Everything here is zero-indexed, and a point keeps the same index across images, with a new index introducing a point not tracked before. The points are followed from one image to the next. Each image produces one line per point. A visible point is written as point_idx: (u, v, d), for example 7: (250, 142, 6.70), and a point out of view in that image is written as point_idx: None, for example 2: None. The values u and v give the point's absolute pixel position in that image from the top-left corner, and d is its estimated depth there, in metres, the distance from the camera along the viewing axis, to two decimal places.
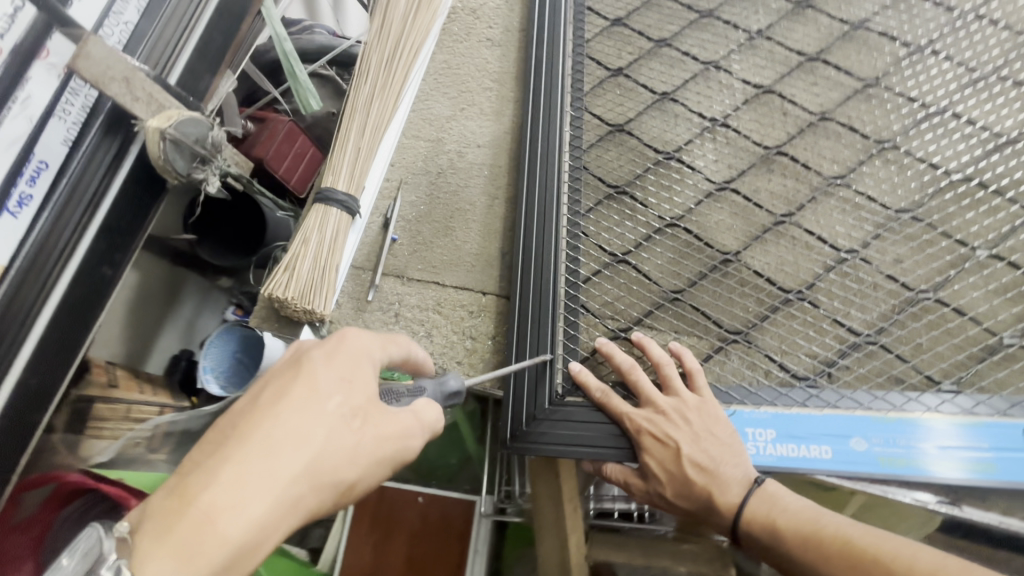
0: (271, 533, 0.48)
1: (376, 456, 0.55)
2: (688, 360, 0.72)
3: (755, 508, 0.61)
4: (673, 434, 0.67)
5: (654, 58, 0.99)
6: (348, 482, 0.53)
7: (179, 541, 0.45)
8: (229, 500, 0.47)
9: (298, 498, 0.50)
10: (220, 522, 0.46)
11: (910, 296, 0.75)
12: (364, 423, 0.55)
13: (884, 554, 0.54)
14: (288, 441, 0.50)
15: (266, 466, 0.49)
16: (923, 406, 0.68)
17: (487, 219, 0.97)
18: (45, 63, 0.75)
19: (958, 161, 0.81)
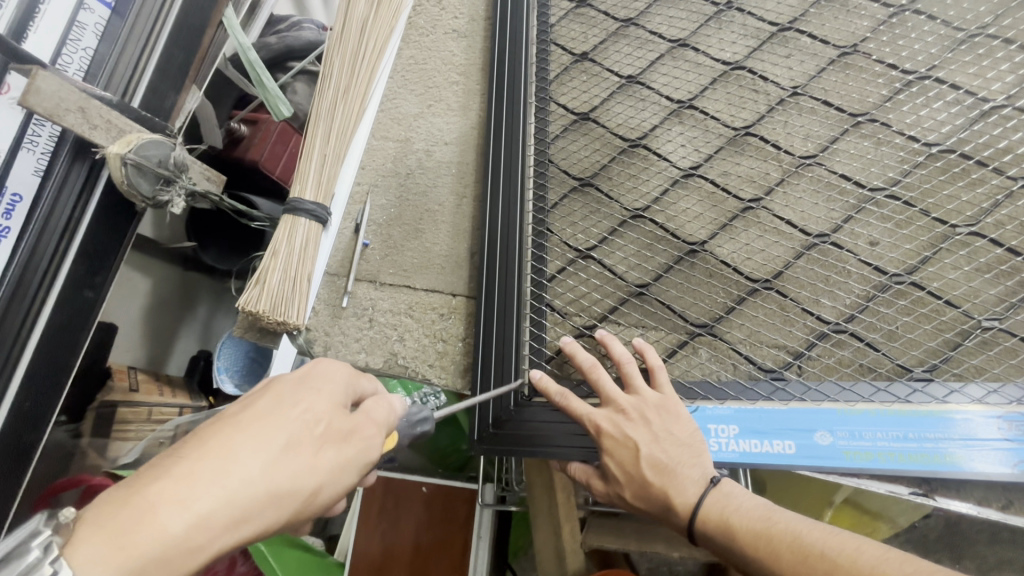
0: (211, 537, 0.43)
1: (340, 467, 0.51)
2: (651, 357, 0.70)
3: (710, 506, 0.60)
4: (633, 433, 0.65)
5: (620, 38, 0.94)
6: (307, 489, 0.48)
7: (118, 527, 0.40)
8: (178, 492, 0.43)
9: (251, 502, 0.45)
10: (165, 512, 0.41)
11: (882, 281, 0.73)
12: (327, 430, 0.51)
13: (830, 548, 0.53)
14: (250, 440, 0.47)
15: (222, 464, 0.45)
16: (892, 396, 0.66)
17: (456, 220, 0.97)
18: (6, 97, 0.77)
19: (939, 132, 0.76)
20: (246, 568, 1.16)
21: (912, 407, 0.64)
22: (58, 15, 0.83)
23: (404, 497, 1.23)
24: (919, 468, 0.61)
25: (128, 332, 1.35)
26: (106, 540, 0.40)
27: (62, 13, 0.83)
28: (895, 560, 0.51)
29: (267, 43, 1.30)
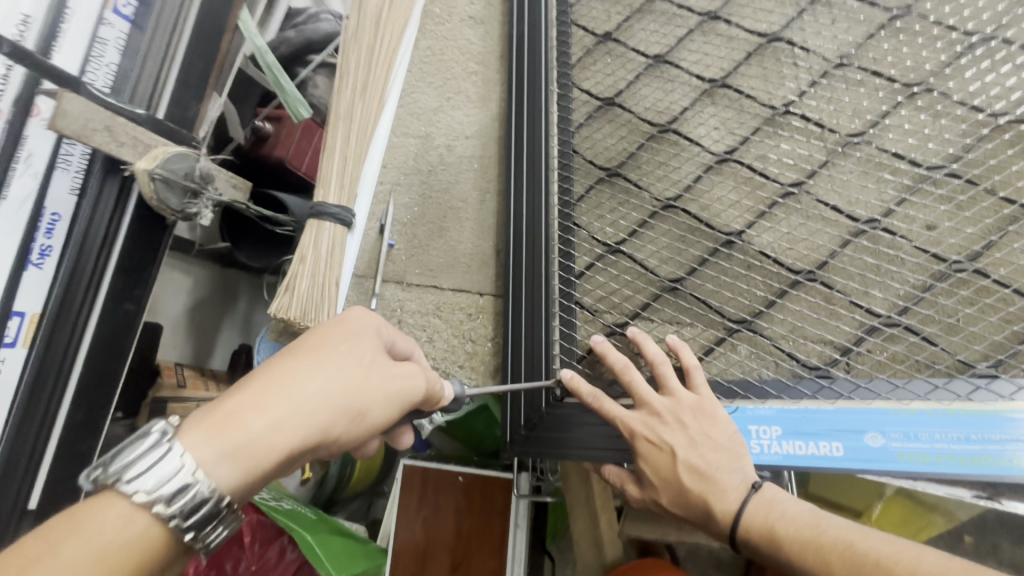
0: (280, 441, 0.43)
1: (392, 392, 0.49)
2: (687, 357, 0.66)
3: (753, 514, 0.57)
4: (668, 438, 0.62)
5: (646, 15, 0.89)
6: (361, 408, 0.47)
7: (209, 421, 0.42)
8: (254, 399, 0.43)
9: (312, 416, 0.44)
10: (245, 415, 0.43)
11: (941, 269, 0.67)
12: (378, 359, 0.49)
13: (888, 557, 0.50)
14: (310, 361, 0.46)
15: (287, 380, 0.45)
16: (952, 394, 0.61)
17: (480, 216, 0.95)
18: (39, 119, 0.80)
19: (1005, 101, 0.69)
20: (294, 555, 1.17)
21: (974, 405, 0.59)
22: (82, 31, 0.84)
23: (441, 487, 1.25)
24: (982, 472, 0.56)
25: (173, 330, 1.40)
26: (203, 435, 0.41)
27: (85, 30, 0.84)
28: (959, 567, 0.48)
29: (288, 37, 1.28)
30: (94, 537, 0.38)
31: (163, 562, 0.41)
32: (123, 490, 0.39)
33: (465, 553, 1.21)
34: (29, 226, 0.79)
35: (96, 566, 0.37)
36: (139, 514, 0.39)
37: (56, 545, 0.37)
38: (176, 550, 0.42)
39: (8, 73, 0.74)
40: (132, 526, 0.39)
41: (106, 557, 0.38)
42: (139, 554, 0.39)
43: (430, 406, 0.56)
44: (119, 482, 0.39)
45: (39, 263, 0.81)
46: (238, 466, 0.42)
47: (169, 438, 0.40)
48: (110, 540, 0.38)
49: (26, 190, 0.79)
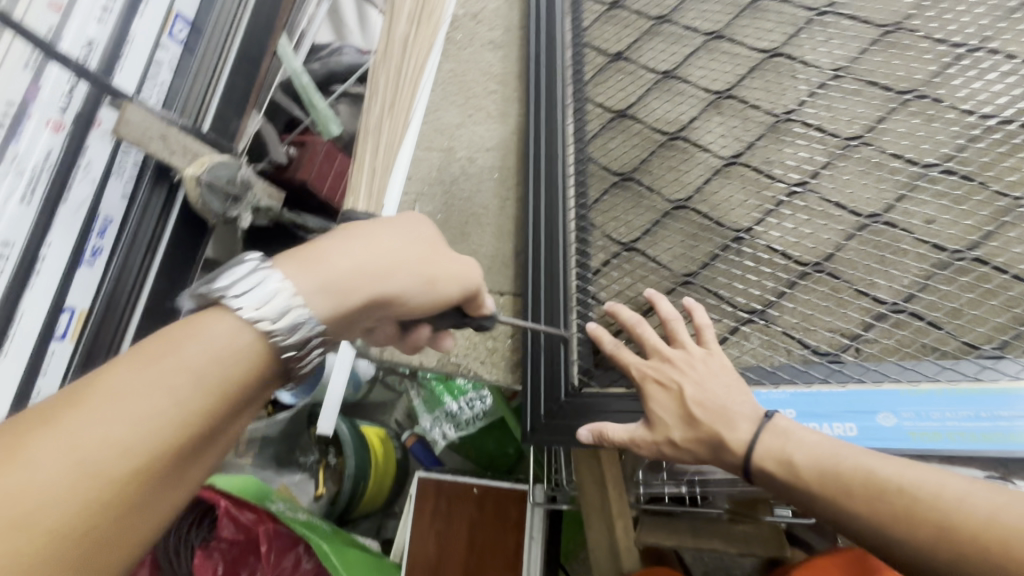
0: (363, 284, 0.47)
1: (453, 271, 0.55)
2: (699, 316, 0.70)
3: (769, 445, 0.58)
4: (677, 378, 0.66)
5: (654, 36, 0.96)
6: (428, 276, 0.52)
7: (305, 258, 0.46)
8: (338, 248, 0.48)
9: (389, 271, 0.49)
10: (334, 257, 0.47)
11: (941, 259, 0.71)
12: (437, 246, 0.55)
13: (905, 481, 0.51)
14: (386, 234, 0.51)
15: (367, 240, 0.50)
16: (960, 375, 0.64)
17: (499, 221, 1.00)
18: (100, 130, 0.89)
19: (993, 104, 0.74)
20: (310, 566, 1.03)
21: (982, 384, 0.61)
22: (140, 53, 0.93)
23: (457, 497, 1.26)
24: (993, 448, 0.58)
25: None
26: (301, 268, 0.46)
27: (143, 53, 0.93)
28: (978, 491, 0.49)
29: (313, 70, 1.37)
30: (208, 343, 0.41)
31: (263, 380, 0.44)
32: (229, 303, 0.42)
33: (480, 565, 1.21)
34: (85, 227, 0.87)
35: (211, 367, 0.40)
36: (244, 330, 0.42)
37: (175, 348, 0.40)
38: (272, 372, 0.44)
39: (72, 89, 0.84)
40: (237, 341, 0.42)
41: (220, 361, 0.41)
42: (246, 367, 0.42)
43: (470, 313, 0.61)
44: (227, 301, 0.42)
45: (92, 262, 0.88)
46: (329, 298, 0.46)
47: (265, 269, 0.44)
48: (221, 347, 0.41)
49: (84, 195, 0.86)
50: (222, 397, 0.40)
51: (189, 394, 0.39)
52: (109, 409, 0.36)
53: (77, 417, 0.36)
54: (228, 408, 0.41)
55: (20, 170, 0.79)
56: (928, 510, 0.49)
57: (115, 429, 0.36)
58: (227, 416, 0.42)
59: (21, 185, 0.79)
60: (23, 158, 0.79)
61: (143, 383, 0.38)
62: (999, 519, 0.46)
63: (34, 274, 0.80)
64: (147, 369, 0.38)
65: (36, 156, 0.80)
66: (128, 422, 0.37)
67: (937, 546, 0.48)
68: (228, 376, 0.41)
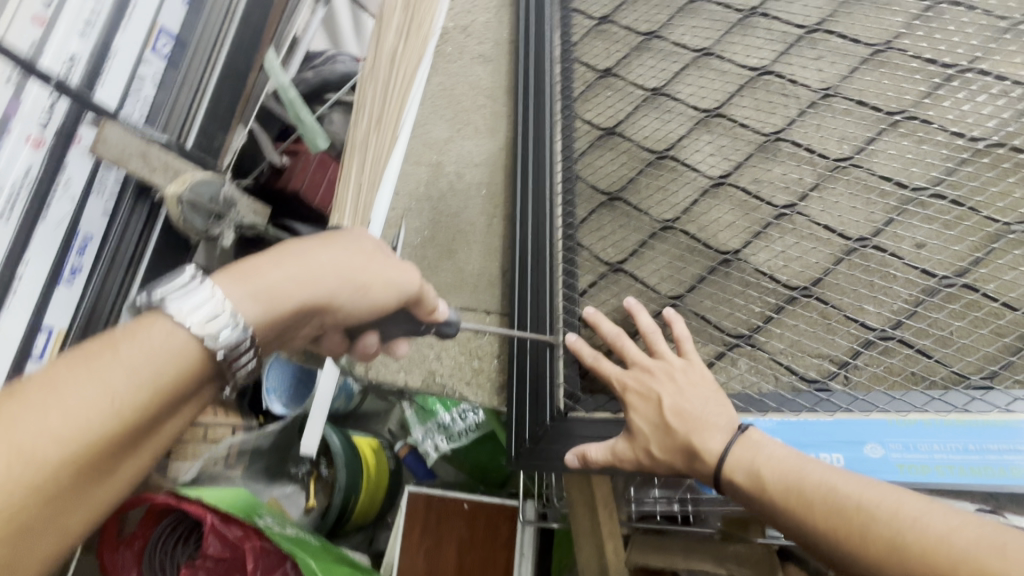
0: (296, 292, 0.45)
1: (393, 277, 0.52)
2: (679, 328, 0.70)
3: (739, 455, 0.57)
4: (657, 388, 0.65)
5: (644, 52, 0.95)
6: (362, 283, 0.50)
7: (235, 270, 0.44)
8: (270, 259, 0.45)
9: (323, 279, 0.47)
10: (264, 268, 0.44)
11: (931, 285, 0.70)
12: (376, 254, 0.52)
13: (866, 500, 0.48)
14: (322, 244, 0.49)
15: (301, 249, 0.47)
16: (949, 405, 0.62)
17: (487, 238, 0.98)
18: (80, 147, 0.87)
19: (984, 126, 0.73)
20: None
21: (971, 416, 0.60)
22: (123, 68, 0.92)
23: (445, 515, 1.24)
24: (982, 483, 0.56)
25: None
26: (232, 277, 0.43)
27: (126, 68, 0.92)
28: (940, 513, 0.45)
29: (306, 79, 1.35)
30: (145, 342, 0.39)
31: (202, 380, 0.42)
32: (164, 310, 0.40)
33: None
34: (63, 245, 0.86)
35: (147, 366, 0.38)
36: (179, 330, 0.40)
37: (110, 347, 0.38)
38: (211, 374, 0.43)
39: (52, 105, 0.83)
40: (175, 339, 0.40)
41: (157, 361, 0.39)
42: (184, 367, 0.40)
43: (423, 319, 0.60)
44: (160, 306, 0.40)
45: (70, 281, 0.87)
46: (260, 306, 0.43)
47: (200, 276, 0.42)
48: (158, 347, 0.39)
49: (62, 213, 0.85)
50: (157, 396, 0.39)
51: (120, 393, 0.37)
52: (34, 407, 0.34)
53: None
54: (162, 408, 0.40)
55: None
56: (882, 528, 0.46)
57: (39, 428, 0.34)
58: (159, 416, 0.40)
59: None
60: (2, 174, 0.78)
61: (77, 379, 0.36)
62: (952, 542, 0.42)
63: (9, 294, 0.79)
64: (79, 367, 0.36)
65: (15, 173, 0.79)
66: (54, 421, 0.35)
67: (889, 565, 0.45)
68: (164, 375, 0.39)
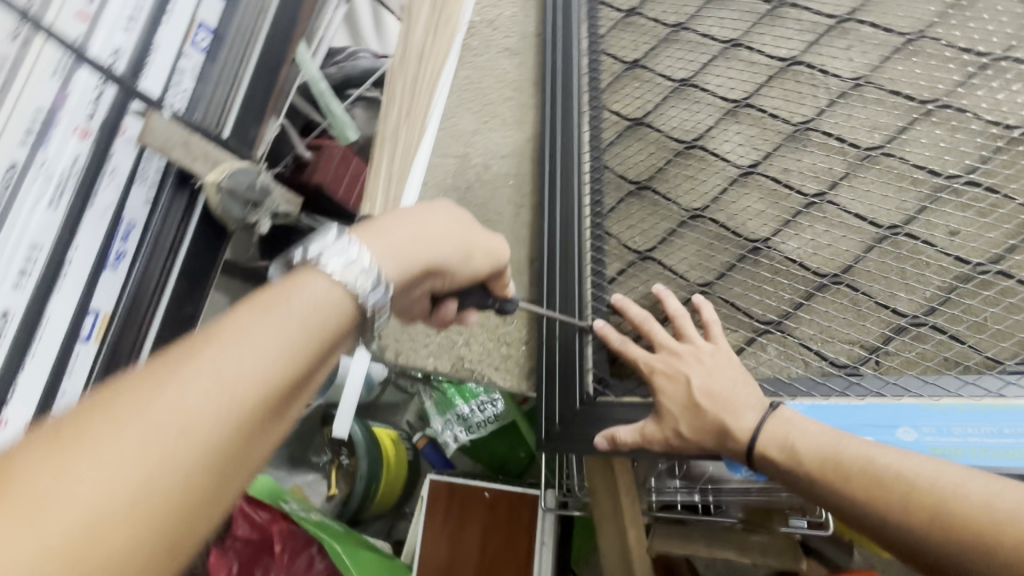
0: (420, 252, 0.50)
1: (488, 246, 0.57)
2: (707, 313, 0.71)
3: (773, 431, 0.59)
4: (685, 370, 0.66)
5: (671, 44, 0.96)
6: (466, 249, 0.54)
7: (372, 228, 0.48)
8: (396, 222, 0.50)
9: (438, 242, 0.52)
10: (395, 228, 0.49)
11: (964, 272, 0.70)
12: (474, 225, 0.57)
13: (907, 471, 0.52)
14: (432, 210, 0.53)
15: (418, 215, 0.52)
16: (983, 390, 0.63)
17: (515, 228, 1.00)
18: (125, 138, 0.91)
19: (1020, 114, 0.73)
20: (321, 568, 1.02)
21: (1005, 400, 0.60)
22: (164, 61, 0.94)
23: (468, 503, 1.26)
24: (1018, 466, 0.56)
25: None
26: (370, 234, 0.48)
27: (166, 61, 0.95)
28: (974, 479, 0.50)
29: (329, 74, 1.38)
30: (310, 293, 0.43)
31: (350, 332, 0.46)
32: (320, 265, 0.43)
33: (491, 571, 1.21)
34: (109, 231, 0.89)
35: (313, 315, 0.42)
36: (336, 285, 0.43)
37: (281, 300, 0.41)
38: (352, 328, 0.46)
39: (99, 96, 0.87)
40: (331, 293, 0.43)
41: (320, 310, 0.42)
42: (340, 317, 0.44)
43: (492, 292, 0.64)
44: (315, 263, 0.44)
45: (115, 266, 0.90)
46: (398, 264, 0.48)
47: (342, 236, 0.45)
48: (319, 299, 0.43)
49: (108, 200, 0.89)
50: (323, 342, 0.42)
51: (296, 338, 0.40)
52: (230, 348, 0.38)
53: (203, 354, 0.37)
54: (327, 353, 0.43)
55: (48, 176, 0.82)
56: (925, 495, 0.50)
57: (236, 365, 0.37)
58: (323, 361, 0.43)
59: (49, 190, 0.82)
60: (52, 164, 0.82)
61: (259, 326, 0.39)
62: (992, 507, 0.48)
63: (60, 277, 0.83)
64: (259, 315, 0.40)
65: (63, 163, 0.83)
66: (252, 355, 0.38)
67: (931, 529, 0.50)
68: (326, 324, 0.42)
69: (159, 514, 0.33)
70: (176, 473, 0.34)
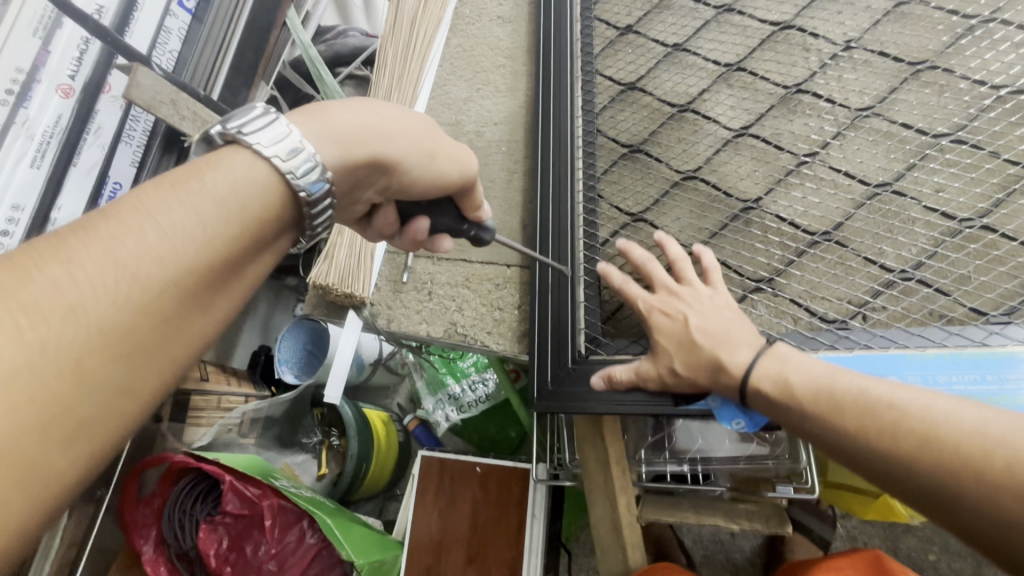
0: (367, 139, 0.47)
1: (451, 152, 0.56)
2: (709, 258, 0.72)
3: (767, 366, 0.59)
4: (682, 309, 0.68)
5: (664, 10, 0.96)
6: (425, 148, 0.53)
7: (310, 113, 0.45)
8: (341, 108, 0.47)
9: (392, 135, 0.50)
10: (338, 112, 0.46)
11: (951, 227, 0.71)
12: (434, 131, 0.55)
13: (898, 398, 0.50)
14: (386, 106, 0.51)
15: (369, 105, 0.49)
16: (967, 340, 0.64)
17: (507, 194, 0.99)
18: (109, 96, 0.89)
19: (1007, 73, 0.74)
20: (315, 541, 0.99)
21: (989, 349, 0.61)
22: (150, 19, 0.94)
23: (459, 476, 1.26)
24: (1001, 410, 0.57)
25: None
26: (308, 121, 0.44)
27: (153, 19, 0.94)
28: (972, 409, 0.46)
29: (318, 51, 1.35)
30: (228, 173, 0.40)
31: (283, 224, 0.43)
32: (244, 141, 0.41)
33: (481, 543, 1.21)
34: (93, 192, 0.87)
35: (231, 196, 0.39)
36: (261, 163, 0.41)
37: (197, 176, 0.39)
38: (288, 217, 0.43)
39: (82, 52, 0.85)
40: (255, 174, 0.41)
41: (240, 191, 0.39)
42: (267, 202, 0.41)
43: (467, 217, 0.65)
44: (239, 137, 0.41)
45: None
46: (335, 148, 0.45)
47: (273, 113, 0.42)
48: (241, 179, 0.40)
49: (93, 160, 0.87)
50: (245, 226, 0.39)
51: (211, 218, 0.38)
52: (130, 225, 0.35)
53: (97, 231, 0.34)
54: (251, 240, 0.40)
55: (30, 134, 0.81)
56: (916, 421, 0.48)
57: (142, 239, 0.35)
58: (249, 249, 0.40)
59: (32, 149, 0.81)
60: (33, 122, 0.81)
61: (171, 201, 0.37)
62: (986, 432, 0.44)
63: (43, 238, 0.82)
64: (166, 194, 0.37)
65: (45, 121, 0.82)
66: (160, 230, 0.35)
67: (918, 457, 0.46)
68: (248, 208, 0.40)
69: (51, 393, 0.31)
70: (64, 352, 0.31)
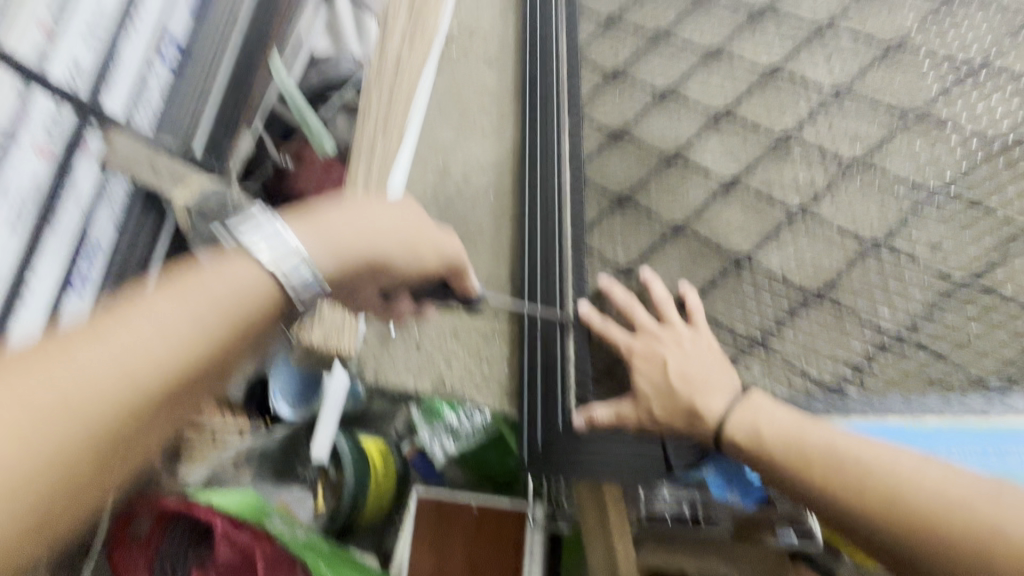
0: (358, 242, 0.52)
1: (435, 244, 0.59)
2: (691, 300, 0.72)
3: (741, 419, 0.57)
4: (664, 352, 0.67)
5: (652, 53, 0.95)
6: (407, 241, 0.56)
7: (311, 220, 0.51)
8: (338, 215, 0.53)
9: (380, 233, 0.54)
10: (333, 218, 0.52)
11: (946, 287, 0.69)
12: (423, 224, 0.58)
13: (866, 456, 0.49)
14: (378, 208, 0.55)
15: (359, 210, 0.54)
16: (966, 409, 0.61)
17: (496, 242, 0.96)
18: (87, 153, 0.87)
19: (997, 127, 0.73)
20: None
21: (990, 421, 0.59)
22: (129, 74, 0.91)
23: (453, 517, 1.22)
24: None
25: None
26: (309, 227, 0.50)
27: (132, 74, 0.92)
28: (934, 469, 0.47)
29: (311, 79, 1.31)
30: (231, 276, 0.45)
31: (272, 315, 0.48)
32: (247, 248, 0.46)
33: None
34: (71, 254, 0.86)
35: (229, 297, 0.45)
36: (258, 269, 0.46)
37: (202, 278, 0.45)
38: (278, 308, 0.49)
39: (57, 112, 0.81)
40: (251, 276, 0.46)
41: (235, 292, 0.45)
42: (259, 301, 0.46)
43: (444, 282, 0.66)
44: (242, 243, 0.47)
45: (79, 290, 0.88)
46: (329, 254, 0.50)
47: (277, 220, 0.49)
48: (237, 282, 0.45)
49: (71, 221, 0.86)
50: (234, 324, 0.45)
51: (206, 316, 0.43)
52: (142, 316, 0.41)
53: (118, 319, 0.41)
54: (240, 334, 0.46)
55: (6, 198, 0.77)
56: (884, 483, 0.47)
57: (147, 334, 0.41)
58: (237, 341, 0.46)
59: (9, 212, 0.78)
60: (9, 184, 0.77)
61: (177, 300, 0.43)
62: (948, 494, 0.45)
63: (19, 302, 0.80)
64: (178, 292, 0.43)
65: (21, 182, 0.78)
66: (159, 326, 0.41)
67: (886, 517, 0.46)
68: (242, 308, 0.45)
69: (50, 461, 0.37)
70: (72, 425, 0.38)
